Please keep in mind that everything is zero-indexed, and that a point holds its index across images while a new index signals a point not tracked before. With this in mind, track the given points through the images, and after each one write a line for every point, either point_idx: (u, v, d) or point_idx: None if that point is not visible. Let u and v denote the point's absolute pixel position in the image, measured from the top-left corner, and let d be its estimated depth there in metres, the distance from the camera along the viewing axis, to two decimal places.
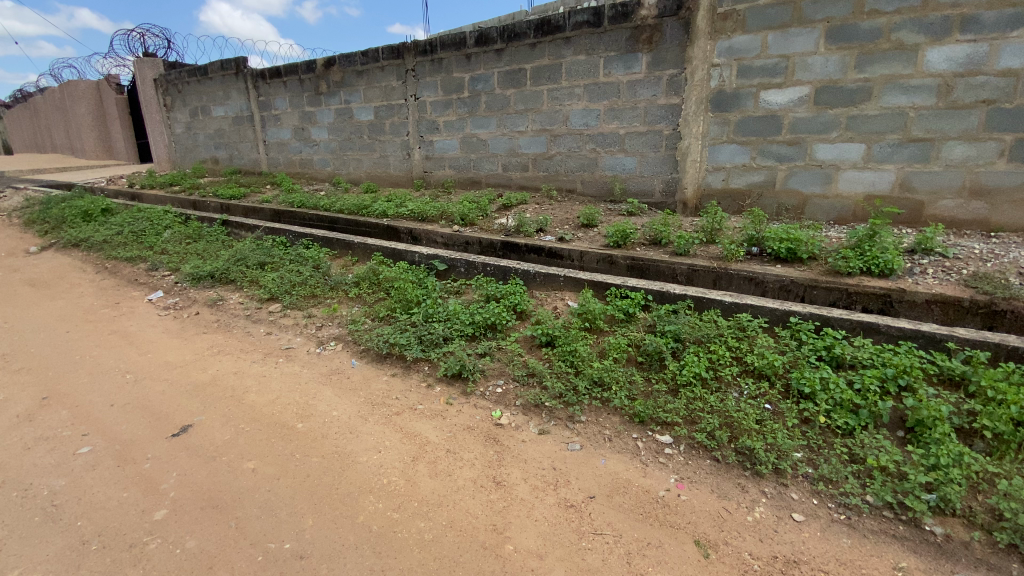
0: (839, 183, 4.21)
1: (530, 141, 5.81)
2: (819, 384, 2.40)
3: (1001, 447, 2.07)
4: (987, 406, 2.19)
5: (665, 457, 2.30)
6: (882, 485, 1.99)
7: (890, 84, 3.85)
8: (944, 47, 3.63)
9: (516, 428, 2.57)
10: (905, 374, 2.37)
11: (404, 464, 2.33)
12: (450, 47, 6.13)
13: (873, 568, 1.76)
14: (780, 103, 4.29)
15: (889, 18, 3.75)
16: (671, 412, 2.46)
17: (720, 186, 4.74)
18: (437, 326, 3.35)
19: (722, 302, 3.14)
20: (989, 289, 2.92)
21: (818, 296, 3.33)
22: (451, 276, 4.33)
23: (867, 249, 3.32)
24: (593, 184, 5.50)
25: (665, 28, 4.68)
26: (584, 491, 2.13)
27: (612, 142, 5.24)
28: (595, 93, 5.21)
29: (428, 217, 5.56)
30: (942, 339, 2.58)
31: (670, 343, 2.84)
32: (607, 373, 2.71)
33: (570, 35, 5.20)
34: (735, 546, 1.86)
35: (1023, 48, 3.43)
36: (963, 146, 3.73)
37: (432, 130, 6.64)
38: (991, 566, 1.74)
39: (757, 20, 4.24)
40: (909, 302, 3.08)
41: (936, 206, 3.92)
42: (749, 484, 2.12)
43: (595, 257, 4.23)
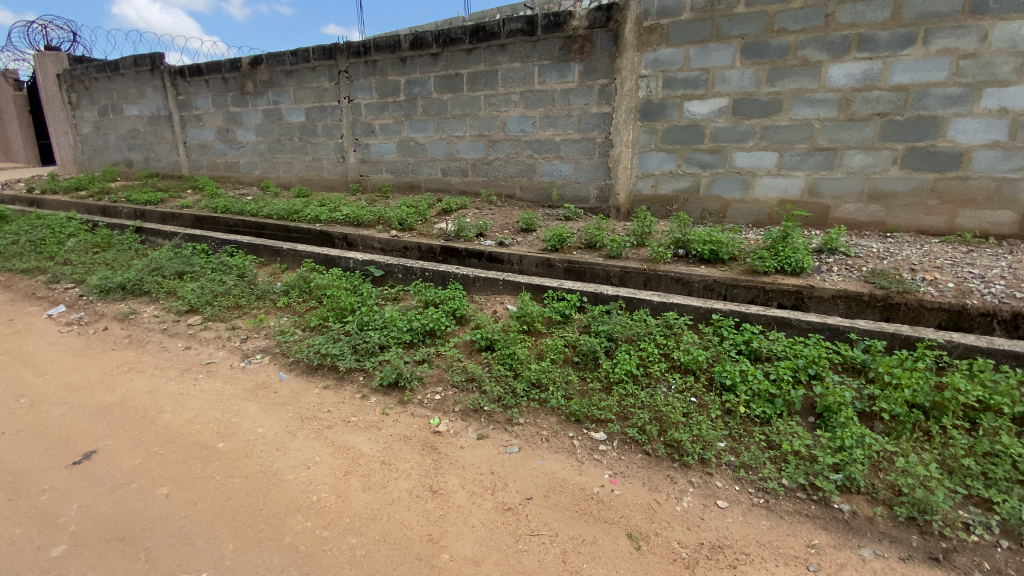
0: (756, 188, 4.51)
1: (468, 146, 5.80)
2: (739, 376, 2.55)
3: (899, 427, 2.28)
4: (885, 390, 2.41)
5: (600, 454, 2.35)
6: (796, 468, 2.14)
7: (798, 98, 4.18)
8: (843, 64, 3.98)
9: (454, 434, 2.53)
10: (814, 364, 2.56)
11: (335, 479, 2.23)
12: (384, 50, 6.01)
13: (789, 548, 1.87)
14: (702, 113, 4.54)
15: (795, 36, 4.07)
16: (605, 410, 2.52)
17: (650, 192, 4.96)
18: (373, 334, 3.23)
19: (651, 302, 3.26)
20: (885, 285, 3.22)
21: (740, 295, 3.55)
22: (388, 282, 4.23)
23: (782, 250, 3.57)
24: (532, 190, 5.57)
25: (596, 39, 4.83)
26: (521, 493, 2.13)
27: (548, 149, 5.34)
28: (530, 100, 5.29)
29: (364, 222, 5.40)
30: (845, 330, 2.82)
31: (604, 343, 2.92)
32: (543, 374, 2.73)
33: (506, 43, 5.25)
34: (666, 536, 1.92)
35: (911, 65, 3.80)
36: (861, 155, 4.10)
37: (368, 132, 6.48)
38: (892, 538, 1.90)
39: (680, 34, 4.46)
40: (818, 298, 3.35)
41: (840, 210, 4.29)
42: (677, 475, 2.21)
43: (533, 261, 4.28)
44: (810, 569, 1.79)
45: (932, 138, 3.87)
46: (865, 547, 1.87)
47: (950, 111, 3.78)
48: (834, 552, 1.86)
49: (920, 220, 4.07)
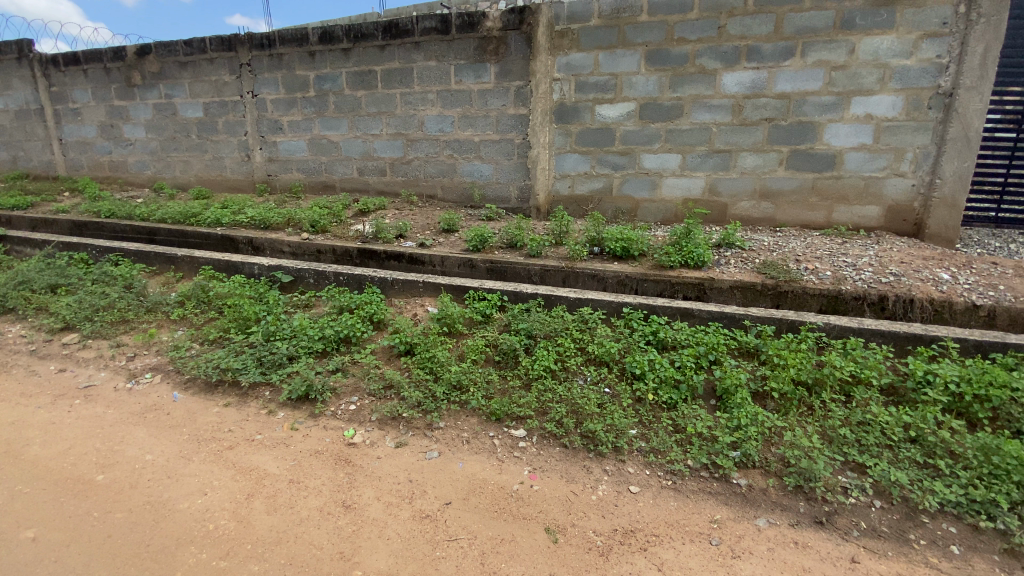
0: (663, 188, 4.78)
1: (385, 145, 5.63)
2: (647, 365, 2.68)
3: (786, 404, 2.50)
4: (774, 370, 2.64)
5: (520, 451, 2.36)
6: (699, 449, 2.28)
7: (697, 103, 4.47)
8: (735, 73, 4.31)
9: (371, 445, 2.43)
10: (713, 350, 2.75)
11: (236, 504, 2.06)
12: (291, 43, 5.68)
13: (694, 525, 1.99)
14: (613, 117, 4.73)
15: (692, 45, 4.35)
16: (525, 407, 2.54)
17: (567, 192, 5.09)
18: (280, 345, 3.03)
19: (568, 298, 3.34)
20: (775, 275, 3.53)
21: (650, 289, 3.75)
22: (299, 288, 4.00)
23: (686, 246, 3.81)
24: (453, 190, 5.51)
25: (509, 41, 4.87)
26: (440, 499, 2.09)
27: (467, 149, 5.31)
28: (447, 99, 5.23)
29: (273, 225, 5.07)
30: (740, 317, 3.05)
31: (523, 341, 2.95)
32: (464, 376, 2.70)
33: (420, 40, 5.16)
34: (582, 526, 1.97)
35: (792, 75, 4.19)
36: (753, 157, 4.46)
37: (275, 130, 6.10)
38: (783, 506, 2.07)
39: (589, 39, 4.62)
40: (718, 289, 3.61)
41: (736, 208, 4.64)
42: (593, 465, 2.28)
43: (454, 261, 4.24)
44: (713, 543, 1.91)
45: (811, 141, 4.30)
46: (760, 517, 2.03)
47: (826, 117, 4.21)
48: (734, 525, 2.00)
49: (804, 216, 4.50)
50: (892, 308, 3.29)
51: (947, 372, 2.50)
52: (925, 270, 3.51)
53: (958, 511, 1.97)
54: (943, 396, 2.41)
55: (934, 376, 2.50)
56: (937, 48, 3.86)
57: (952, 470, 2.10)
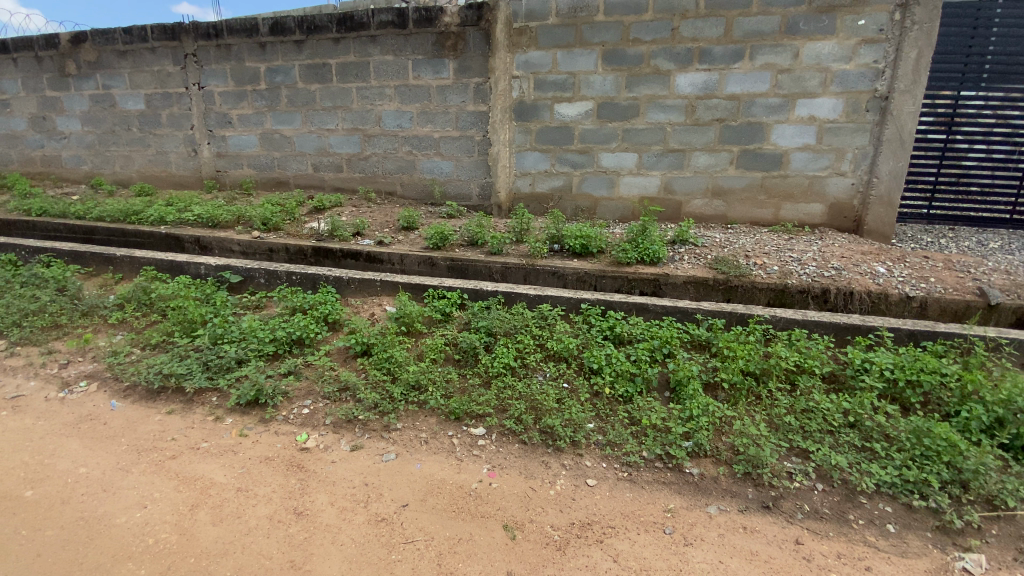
0: (621, 186, 4.86)
1: (341, 141, 5.49)
2: (604, 360, 2.73)
3: (736, 394, 2.60)
4: (724, 362, 2.73)
5: (478, 450, 2.35)
6: (654, 440, 2.33)
7: (652, 103, 4.57)
8: (688, 74, 4.43)
9: (325, 449, 2.36)
10: (667, 344, 2.83)
11: (178, 516, 1.97)
12: (239, 33, 5.44)
13: (649, 515, 2.03)
14: (571, 115, 4.77)
15: (647, 46, 4.44)
16: (484, 404, 2.53)
17: (528, 190, 5.10)
18: (228, 348, 2.90)
19: (528, 295, 3.36)
20: (726, 270, 3.65)
21: (608, 285, 3.82)
22: (248, 288, 3.86)
23: (642, 243, 3.89)
24: (412, 187, 5.43)
25: (468, 37, 4.83)
26: (396, 501, 2.06)
27: (427, 146, 5.24)
28: (405, 95, 5.15)
29: (222, 223, 4.86)
30: (693, 312, 3.15)
31: (483, 339, 2.94)
32: (422, 375, 2.66)
33: (376, 34, 5.05)
34: (540, 521, 1.98)
35: (741, 77, 4.34)
36: (705, 156, 4.60)
37: (224, 124, 5.84)
38: (733, 493, 2.14)
39: (547, 38, 4.64)
40: (673, 284, 3.71)
41: (690, 205, 4.77)
42: (551, 460, 2.29)
43: (413, 260, 4.18)
44: (666, 532, 1.96)
45: (759, 142, 4.46)
46: (711, 505, 2.10)
47: (773, 118, 4.38)
48: (686, 513, 2.05)
49: (754, 213, 4.67)
50: (834, 300, 3.46)
51: (883, 360, 2.65)
52: (864, 264, 3.70)
53: (893, 491, 2.10)
54: (879, 383, 2.56)
55: (871, 363, 2.65)
56: (874, 54, 4.08)
57: (887, 452, 2.22)
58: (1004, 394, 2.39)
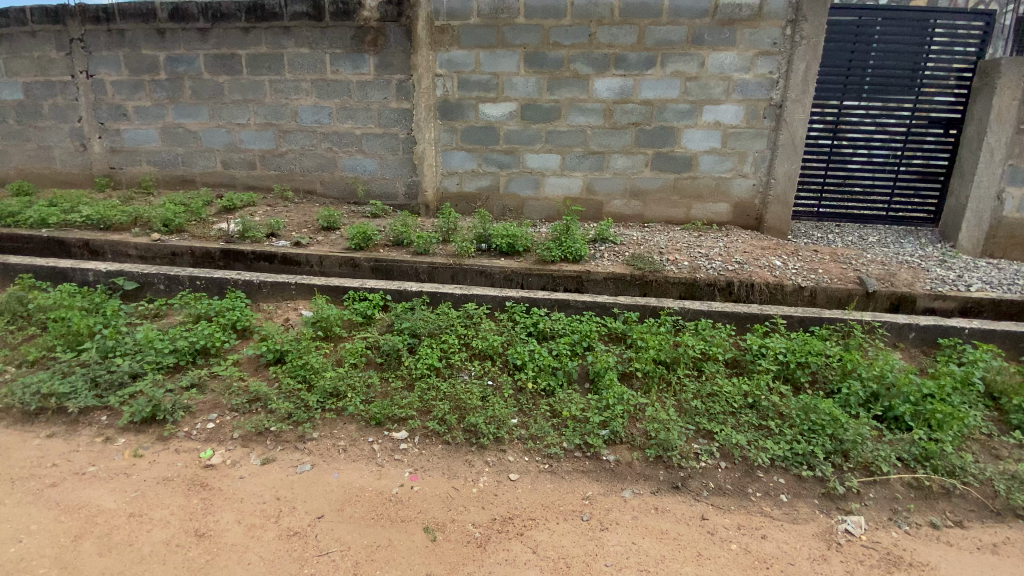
0: (546, 187, 4.96)
1: (254, 136, 5.17)
2: (527, 356, 2.78)
3: (650, 382, 2.74)
4: (639, 352, 2.88)
5: (400, 454, 2.30)
6: (573, 431, 2.41)
7: (573, 106, 4.71)
8: (605, 79, 4.60)
9: (232, 465, 2.23)
10: (586, 338, 2.94)
11: (59, 549, 1.81)
12: (134, 18, 4.98)
13: (568, 504, 2.10)
14: (496, 116, 4.80)
15: (566, 50, 4.57)
16: (406, 407, 2.48)
17: (455, 189, 5.08)
18: (120, 362, 2.65)
19: (453, 295, 3.34)
20: (642, 266, 3.83)
21: (534, 283, 3.90)
22: (146, 296, 3.56)
23: (565, 241, 3.99)
24: (333, 185, 5.22)
25: (389, 33, 4.72)
26: (311, 513, 1.98)
27: (348, 143, 5.06)
28: (323, 90, 4.94)
29: (116, 225, 4.43)
30: (610, 306, 3.29)
31: (406, 340, 2.88)
32: (341, 382, 2.56)
33: (290, 25, 4.81)
34: (461, 520, 1.98)
35: (654, 83, 4.58)
36: (623, 158, 4.80)
37: (118, 116, 5.32)
38: (646, 476, 2.26)
39: (470, 37, 4.64)
40: (594, 281, 3.86)
41: (610, 205, 4.97)
42: (475, 458, 2.30)
43: (334, 261, 4.04)
44: (584, 519, 2.03)
45: (671, 145, 4.73)
46: (626, 489, 2.20)
47: (683, 123, 4.66)
48: (603, 500, 2.15)
49: (667, 213, 4.95)
50: (737, 292, 3.75)
51: (776, 345, 2.91)
52: (763, 258, 4.03)
53: (786, 464, 2.30)
54: (774, 365, 2.81)
55: (767, 349, 2.90)
56: (769, 65, 4.45)
57: (780, 428, 2.44)
58: (876, 370, 2.69)
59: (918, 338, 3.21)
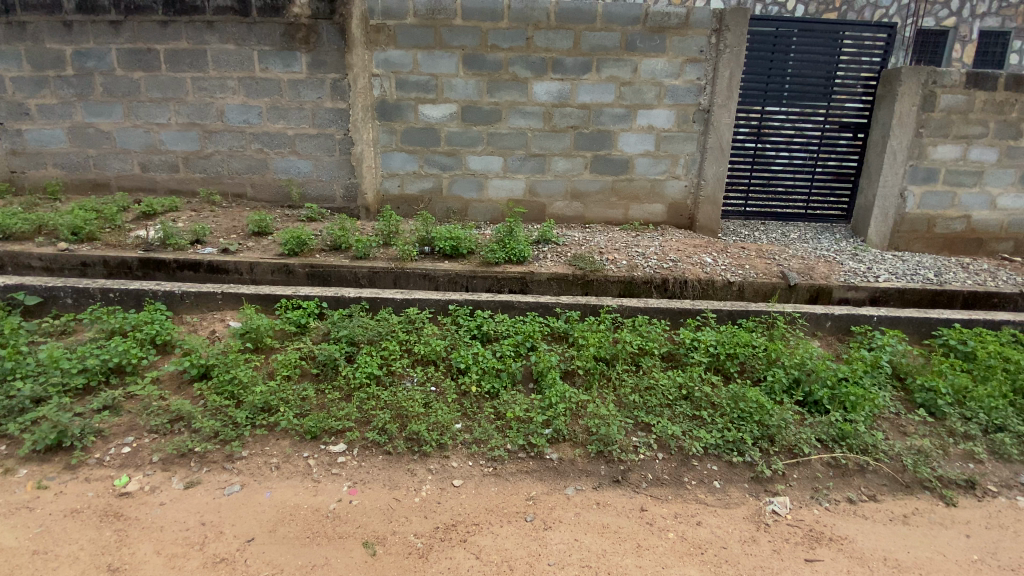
0: (488, 189, 4.96)
1: (175, 137, 4.85)
2: (471, 359, 2.76)
3: (591, 379, 2.80)
4: (581, 350, 2.94)
5: (338, 468, 2.23)
6: (517, 432, 2.42)
7: (513, 109, 4.74)
8: (543, 82, 4.66)
9: (151, 491, 2.09)
10: (529, 338, 2.96)
11: None
12: (34, 9, 4.54)
13: (511, 506, 2.11)
14: (436, 117, 4.75)
15: (505, 53, 4.59)
16: (344, 418, 2.39)
17: (396, 192, 4.98)
18: (19, 386, 2.41)
19: (394, 300, 3.26)
20: (583, 267, 3.91)
21: (478, 285, 3.89)
22: (51, 311, 3.26)
23: (508, 243, 4.00)
24: (265, 188, 4.97)
25: (321, 30, 4.56)
26: (240, 536, 1.89)
27: (280, 144, 4.85)
28: (252, 88, 4.71)
29: (16, 234, 4.02)
30: (553, 306, 3.33)
31: (344, 349, 2.78)
32: (272, 396, 2.44)
33: (213, 20, 4.54)
34: (402, 532, 1.94)
35: (590, 88, 4.69)
36: (563, 161, 4.89)
37: (18, 115, 4.83)
38: (589, 472, 2.30)
39: (406, 37, 4.56)
40: (538, 281, 3.90)
41: (552, 207, 5.03)
42: (417, 466, 2.26)
43: (266, 268, 3.85)
44: (527, 520, 2.04)
45: (609, 148, 4.86)
46: (570, 486, 2.24)
47: (619, 127, 4.80)
48: (547, 499, 2.17)
49: (607, 214, 5.07)
50: (672, 288, 3.90)
51: (707, 338, 3.05)
52: (696, 255, 4.21)
53: (718, 452, 2.41)
54: (705, 357, 2.95)
55: (699, 342, 3.04)
56: (696, 72, 4.67)
57: (712, 417, 2.56)
58: (797, 358, 2.88)
59: (834, 326, 3.46)
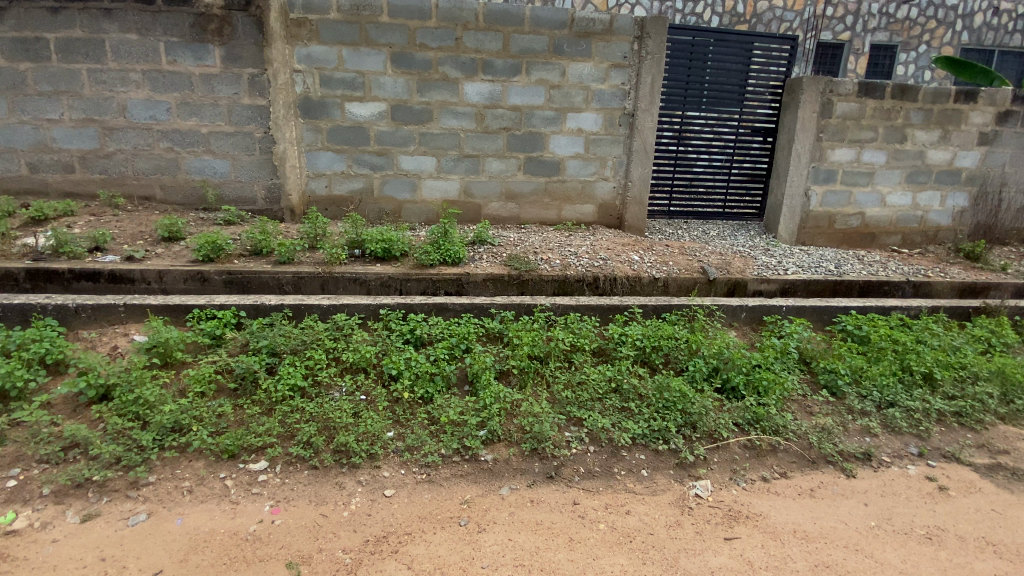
0: (422, 189, 4.89)
1: (70, 134, 4.40)
2: (403, 365, 2.71)
3: (525, 379, 2.83)
4: (515, 350, 2.97)
5: (259, 487, 2.11)
6: (450, 436, 2.40)
7: (444, 109, 4.69)
8: (474, 83, 4.66)
9: (42, 527, 1.90)
10: (464, 340, 2.95)
11: None
12: None
13: (444, 511, 2.09)
14: (364, 116, 4.62)
15: (434, 52, 4.54)
16: (265, 434, 2.27)
17: (324, 192, 4.78)
18: None
19: (320, 306, 3.13)
20: (519, 267, 3.95)
21: (413, 288, 3.82)
22: None
23: (442, 245, 3.96)
24: (176, 190, 4.61)
25: (236, 22, 4.30)
26: (147, 570, 1.75)
27: (193, 142, 4.52)
28: (159, 82, 4.35)
29: None
30: (488, 307, 3.34)
31: (265, 360, 2.64)
32: (183, 415, 2.28)
33: (111, 7, 4.16)
34: (329, 548, 1.87)
35: (521, 90, 4.74)
36: (497, 162, 4.90)
37: None
38: (523, 470, 2.33)
39: (329, 33, 4.40)
40: (473, 282, 3.88)
41: (488, 208, 5.04)
42: (346, 479, 2.18)
43: (177, 276, 3.58)
44: (461, 524, 2.03)
45: (541, 150, 4.93)
46: (504, 486, 2.25)
47: (550, 129, 4.89)
48: (481, 501, 2.17)
49: (542, 215, 5.15)
50: (603, 286, 4.02)
51: (634, 332, 3.17)
52: (624, 253, 4.37)
53: (646, 441, 2.52)
54: (633, 351, 3.06)
55: (627, 336, 3.16)
56: (621, 77, 4.84)
57: (640, 409, 2.67)
58: (715, 348, 3.06)
59: (748, 317, 3.71)
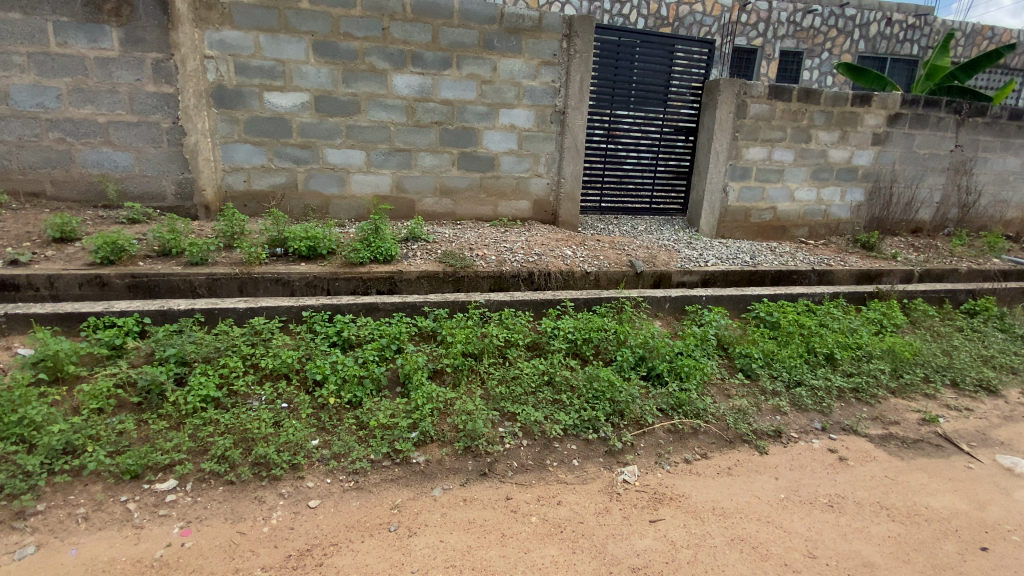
0: (351, 184, 4.71)
1: None
2: (329, 369, 2.60)
3: (458, 377, 2.82)
4: (447, 348, 2.94)
5: (167, 509, 1.96)
6: (379, 440, 2.35)
7: (372, 101, 4.54)
8: (403, 75, 4.54)
9: None
10: (395, 340, 2.89)
11: None
12: None
13: (374, 518, 2.04)
14: (285, 107, 4.38)
15: (359, 42, 4.38)
16: (173, 450, 2.12)
17: (243, 187, 4.49)
18: None
19: (236, 310, 2.96)
20: (453, 264, 3.91)
21: (341, 287, 3.68)
22: None
23: (373, 242, 3.85)
24: (70, 185, 4.16)
25: (137, 2, 3.94)
26: None
27: (89, 133, 4.09)
28: (46, 65, 3.90)
29: None
30: (420, 305, 3.28)
31: (173, 371, 2.46)
32: (76, 435, 2.08)
33: None
34: (247, 567, 1.78)
35: (452, 84, 4.68)
36: (430, 156, 4.82)
37: None
38: (455, 470, 2.32)
39: (244, 18, 4.13)
40: (406, 280, 3.80)
41: (421, 204, 4.94)
42: (266, 493, 2.08)
43: (71, 280, 3.24)
44: (390, 530, 1.99)
45: (474, 145, 4.90)
46: (436, 487, 2.23)
47: (482, 124, 4.86)
48: (412, 504, 2.13)
49: (477, 211, 5.12)
50: (537, 281, 4.08)
51: (566, 326, 3.25)
52: (557, 249, 4.45)
53: (577, 432, 2.59)
54: (564, 344, 3.13)
55: (558, 330, 3.23)
56: (551, 74, 4.90)
57: (570, 400, 2.74)
58: (641, 338, 3.20)
59: (672, 307, 3.89)
